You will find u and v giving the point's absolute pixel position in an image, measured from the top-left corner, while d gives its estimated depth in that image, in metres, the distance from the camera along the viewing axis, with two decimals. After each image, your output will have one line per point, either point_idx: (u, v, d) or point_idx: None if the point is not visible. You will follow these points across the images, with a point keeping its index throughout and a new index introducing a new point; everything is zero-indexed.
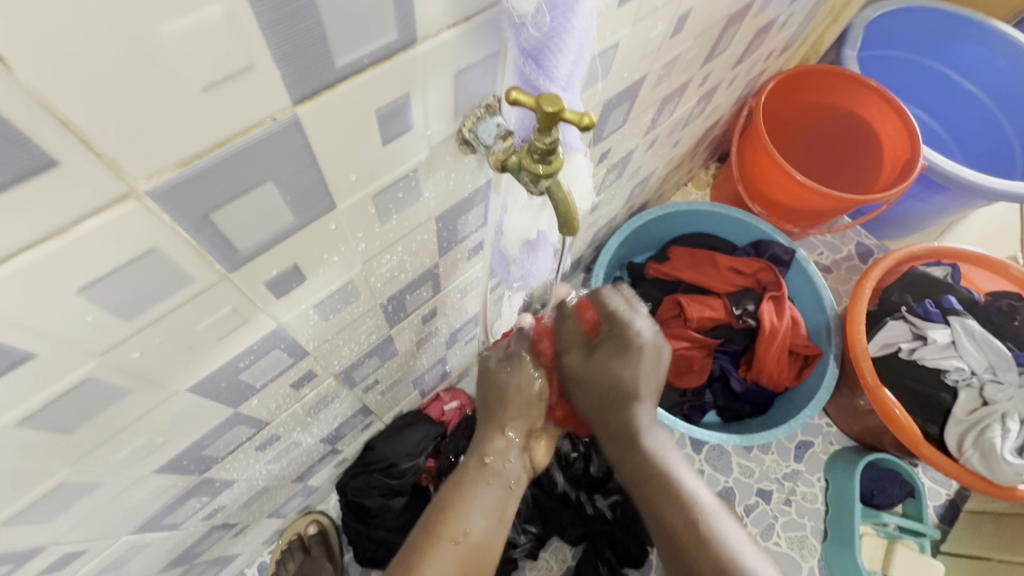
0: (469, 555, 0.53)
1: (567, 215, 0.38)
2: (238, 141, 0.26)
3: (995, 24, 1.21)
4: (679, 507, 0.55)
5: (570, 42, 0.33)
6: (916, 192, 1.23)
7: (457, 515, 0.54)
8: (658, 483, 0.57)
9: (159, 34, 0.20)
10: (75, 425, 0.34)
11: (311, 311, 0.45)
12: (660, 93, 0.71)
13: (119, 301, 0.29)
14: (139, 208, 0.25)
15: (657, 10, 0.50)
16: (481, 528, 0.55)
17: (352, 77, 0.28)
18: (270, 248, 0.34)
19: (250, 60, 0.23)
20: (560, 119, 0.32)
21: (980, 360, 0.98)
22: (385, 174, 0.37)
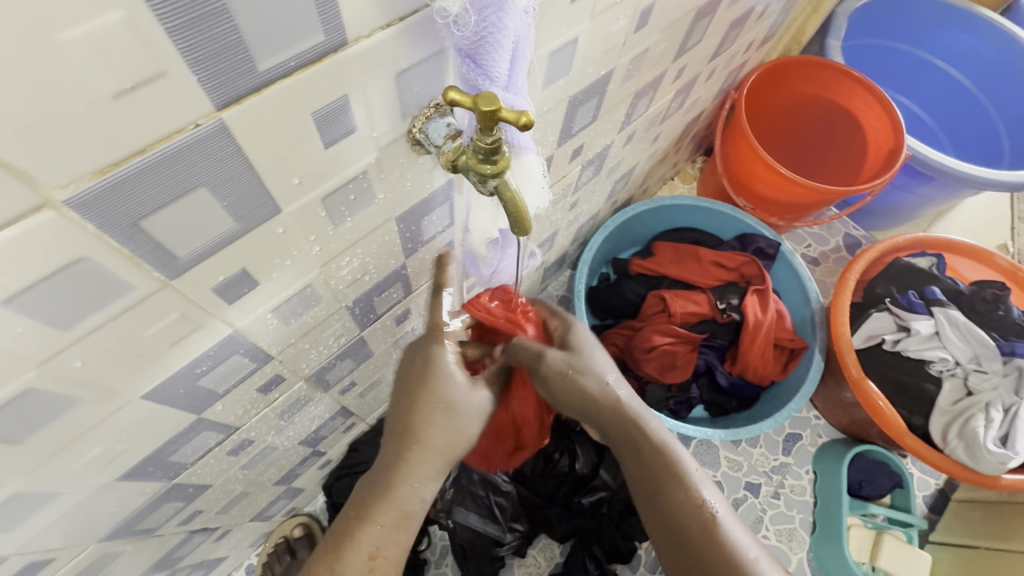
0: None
1: (518, 214, 0.38)
2: (161, 148, 0.26)
3: (982, 11, 1.20)
4: (686, 492, 0.55)
5: (505, 41, 0.32)
6: (901, 182, 1.22)
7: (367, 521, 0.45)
8: (664, 474, 0.56)
9: (55, 42, 0.20)
10: (21, 435, 0.34)
11: (269, 315, 0.44)
12: (631, 87, 0.70)
13: (51, 311, 0.28)
14: (58, 218, 0.25)
15: (615, 5, 0.49)
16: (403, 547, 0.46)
17: (280, 80, 0.28)
18: (213, 254, 0.34)
19: (162, 66, 0.23)
20: (498, 119, 0.31)
21: (965, 350, 0.97)
22: (332, 177, 0.37)
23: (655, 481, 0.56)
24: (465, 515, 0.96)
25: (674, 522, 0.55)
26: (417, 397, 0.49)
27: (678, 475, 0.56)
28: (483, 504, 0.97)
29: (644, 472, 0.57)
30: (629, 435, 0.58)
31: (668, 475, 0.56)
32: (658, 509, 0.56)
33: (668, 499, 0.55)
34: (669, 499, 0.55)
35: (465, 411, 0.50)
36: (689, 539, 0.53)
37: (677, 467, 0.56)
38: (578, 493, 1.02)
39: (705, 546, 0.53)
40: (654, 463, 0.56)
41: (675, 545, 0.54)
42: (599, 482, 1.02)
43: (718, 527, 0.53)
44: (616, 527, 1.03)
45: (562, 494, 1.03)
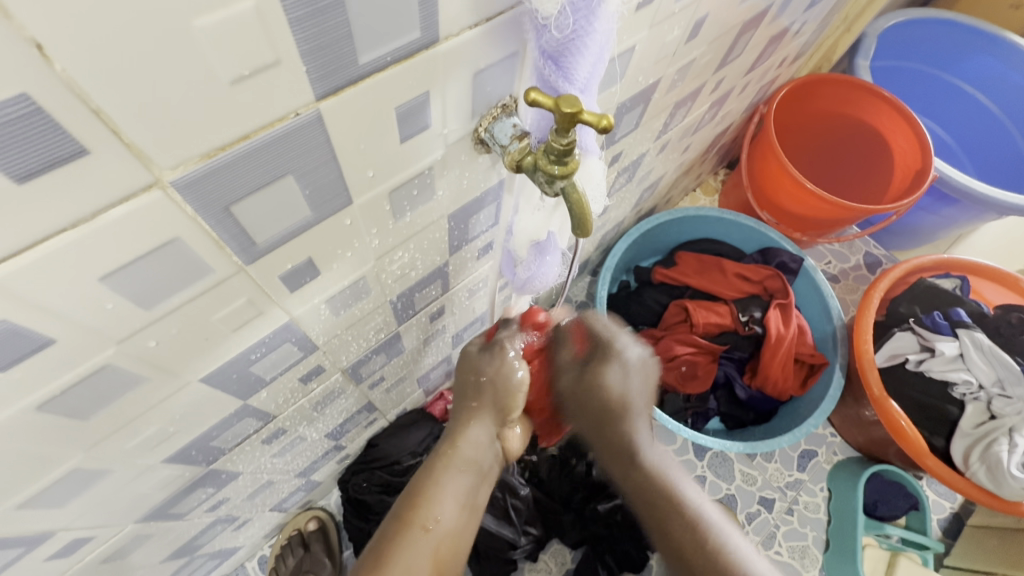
0: (439, 543, 0.51)
1: (581, 217, 0.38)
2: (262, 134, 0.26)
3: (1011, 37, 1.21)
4: (683, 517, 0.56)
5: (590, 45, 0.33)
6: (926, 203, 1.22)
7: (429, 501, 0.52)
8: (660, 497, 0.58)
9: (192, 28, 0.20)
10: (89, 412, 0.35)
11: (323, 305, 0.45)
12: (673, 97, 0.71)
13: (140, 289, 0.29)
14: (163, 198, 0.25)
15: (674, 15, 0.50)
16: (453, 516, 0.53)
17: (375, 74, 0.28)
18: (285, 242, 0.34)
19: (278, 55, 0.23)
20: (578, 121, 0.32)
21: (988, 373, 0.96)
22: (402, 171, 0.37)
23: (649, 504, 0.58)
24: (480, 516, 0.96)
25: (674, 537, 0.55)
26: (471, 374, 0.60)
27: (674, 496, 0.58)
28: (500, 507, 0.97)
29: (640, 494, 0.60)
30: (624, 461, 0.61)
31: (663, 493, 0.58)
32: (656, 526, 0.58)
33: (665, 525, 0.57)
34: (665, 521, 0.57)
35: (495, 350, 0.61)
36: (679, 554, 0.55)
37: (671, 487, 0.58)
38: (594, 499, 1.03)
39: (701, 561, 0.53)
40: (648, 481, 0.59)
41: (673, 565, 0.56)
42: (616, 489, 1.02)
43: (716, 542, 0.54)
44: (630, 536, 1.01)
45: (576, 499, 1.03)
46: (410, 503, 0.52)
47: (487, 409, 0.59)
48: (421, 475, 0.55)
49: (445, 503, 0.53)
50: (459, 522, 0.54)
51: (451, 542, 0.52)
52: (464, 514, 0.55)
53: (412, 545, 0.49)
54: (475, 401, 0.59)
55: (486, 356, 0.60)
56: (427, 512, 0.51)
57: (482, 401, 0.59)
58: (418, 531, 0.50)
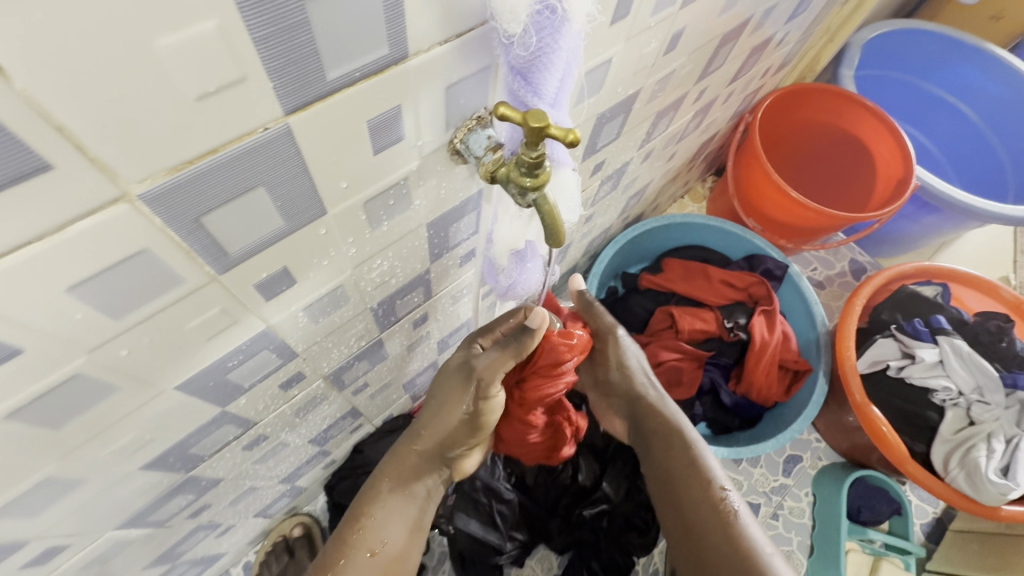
0: (387, 564, 0.53)
1: (553, 227, 0.39)
2: (230, 148, 0.27)
3: (991, 49, 1.23)
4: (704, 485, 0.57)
5: (558, 61, 0.33)
6: (909, 211, 1.24)
7: (375, 524, 0.54)
8: (687, 467, 0.59)
9: (155, 47, 0.21)
10: (62, 421, 0.35)
11: (301, 313, 0.45)
12: (654, 107, 0.72)
13: (109, 299, 0.29)
14: (131, 211, 0.26)
15: (650, 28, 0.51)
16: (400, 539, 0.55)
17: (344, 89, 0.29)
18: (259, 252, 0.35)
19: (243, 72, 0.24)
20: (545, 135, 0.33)
21: (968, 379, 0.98)
22: (376, 182, 0.38)
23: (673, 477, 0.59)
24: (466, 521, 0.96)
25: (689, 502, 0.57)
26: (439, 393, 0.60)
27: (700, 468, 0.59)
28: (485, 512, 0.97)
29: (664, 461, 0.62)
30: (662, 432, 0.64)
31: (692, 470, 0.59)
32: (673, 499, 0.59)
33: (683, 490, 0.58)
34: (686, 485, 0.58)
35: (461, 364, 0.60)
36: (694, 515, 0.55)
37: (701, 462, 0.59)
38: (579, 505, 1.04)
39: (715, 528, 0.54)
40: (681, 461, 0.60)
41: (684, 530, 0.56)
42: (601, 494, 1.03)
43: (731, 516, 0.54)
44: (615, 542, 1.01)
45: (563, 505, 1.04)
46: (357, 525, 0.54)
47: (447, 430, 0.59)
48: (367, 497, 0.56)
49: (392, 526, 0.55)
50: (407, 546, 0.56)
51: (398, 565, 0.54)
52: (410, 537, 0.57)
53: (358, 570, 0.51)
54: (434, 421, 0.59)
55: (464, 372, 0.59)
56: (372, 537, 0.53)
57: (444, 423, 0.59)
58: (364, 554, 0.52)
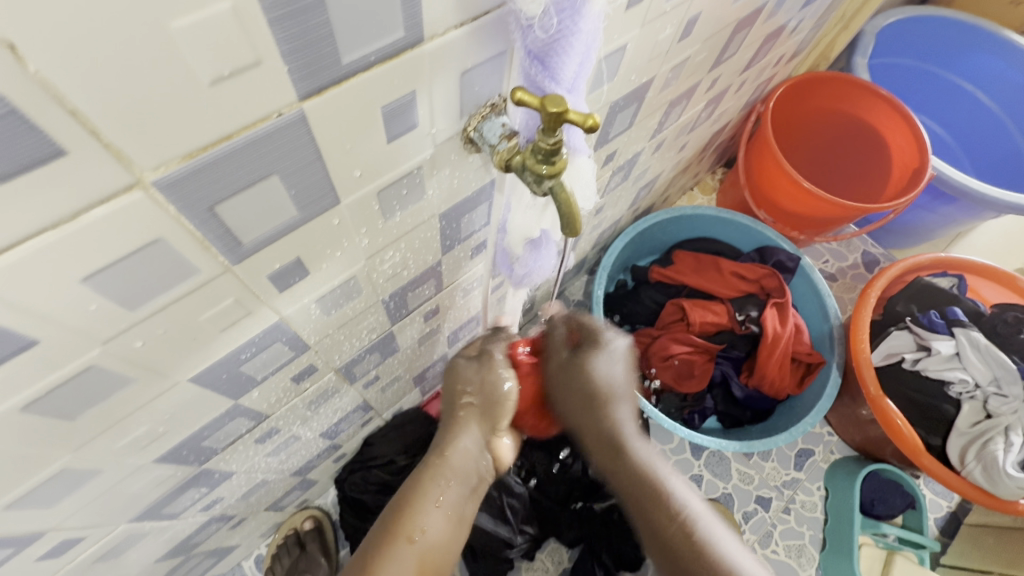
0: (425, 554, 0.53)
1: (570, 216, 0.38)
2: (244, 135, 0.26)
3: (1009, 35, 1.20)
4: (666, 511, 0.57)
5: (576, 44, 0.33)
6: (924, 202, 1.22)
7: (413, 513, 0.55)
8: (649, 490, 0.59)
9: (169, 27, 0.20)
10: (77, 412, 0.35)
11: (313, 305, 0.45)
12: (667, 96, 0.71)
13: (123, 290, 0.29)
14: (145, 199, 0.25)
15: (665, 14, 0.50)
16: (441, 524, 0.56)
17: (359, 73, 0.28)
18: (272, 242, 0.34)
19: (258, 55, 0.23)
20: (564, 120, 0.32)
21: (985, 372, 0.96)
22: (389, 171, 0.37)
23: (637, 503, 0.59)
24: (475, 515, 0.95)
25: (654, 528, 0.57)
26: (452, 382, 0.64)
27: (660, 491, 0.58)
28: (494, 505, 0.96)
29: (628, 485, 0.60)
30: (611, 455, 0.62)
31: (650, 495, 0.58)
32: (641, 516, 0.59)
33: (648, 518, 0.58)
34: (648, 512, 0.58)
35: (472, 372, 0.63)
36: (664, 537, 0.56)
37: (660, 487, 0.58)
38: (589, 499, 1.05)
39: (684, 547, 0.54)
40: (639, 480, 0.59)
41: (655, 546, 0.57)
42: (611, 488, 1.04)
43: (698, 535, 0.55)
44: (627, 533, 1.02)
45: (573, 499, 1.03)
46: (395, 509, 0.55)
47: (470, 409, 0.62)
48: (411, 482, 0.58)
49: (432, 514, 0.55)
50: (449, 530, 0.56)
51: (439, 552, 0.55)
52: (453, 527, 0.57)
53: (400, 557, 0.52)
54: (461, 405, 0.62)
55: (472, 369, 0.63)
56: (415, 523, 0.54)
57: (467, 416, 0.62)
58: (403, 543, 0.52)
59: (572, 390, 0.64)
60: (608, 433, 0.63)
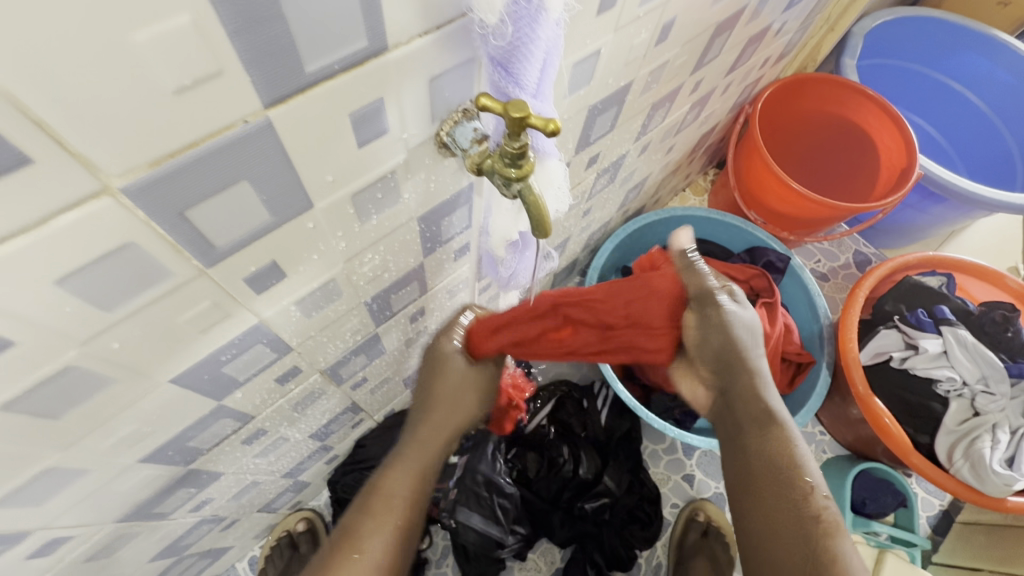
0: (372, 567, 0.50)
1: (539, 217, 0.39)
2: (211, 142, 0.27)
3: (997, 34, 1.21)
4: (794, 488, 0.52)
5: (536, 51, 0.33)
6: (913, 201, 1.23)
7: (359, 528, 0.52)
8: (780, 466, 0.54)
9: (130, 41, 0.21)
10: (58, 413, 0.36)
11: (293, 307, 0.46)
12: (648, 99, 0.72)
13: (98, 292, 0.30)
14: (114, 204, 0.26)
15: (639, 19, 0.51)
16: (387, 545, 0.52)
17: (324, 81, 0.29)
18: (247, 246, 0.35)
19: (220, 65, 0.24)
20: (527, 125, 0.33)
21: (973, 370, 0.97)
22: (362, 176, 0.38)
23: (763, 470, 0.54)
24: (468, 515, 0.95)
25: (774, 504, 0.52)
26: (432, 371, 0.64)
27: (793, 466, 0.54)
28: (487, 506, 0.95)
29: (755, 457, 0.55)
30: (754, 412, 0.57)
31: (780, 470, 0.54)
32: (759, 487, 0.54)
33: (768, 492, 0.53)
34: (778, 489, 0.53)
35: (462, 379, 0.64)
36: (785, 518, 0.51)
37: (794, 460, 0.54)
38: (581, 499, 1.04)
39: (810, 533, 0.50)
40: (771, 452, 0.55)
41: (769, 527, 0.52)
42: (603, 488, 1.04)
43: (823, 524, 0.50)
44: (618, 534, 1.03)
45: (564, 498, 1.04)
46: (383, 498, 0.54)
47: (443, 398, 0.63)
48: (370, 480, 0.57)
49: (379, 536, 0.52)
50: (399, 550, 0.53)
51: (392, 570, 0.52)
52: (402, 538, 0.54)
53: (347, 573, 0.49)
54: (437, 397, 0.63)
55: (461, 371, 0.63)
56: (397, 503, 0.55)
57: (440, 407, 0.63)
58: (388, 522, 0.53)
59: (716, 354, 0.59)
60: (757, 397, 0.58)
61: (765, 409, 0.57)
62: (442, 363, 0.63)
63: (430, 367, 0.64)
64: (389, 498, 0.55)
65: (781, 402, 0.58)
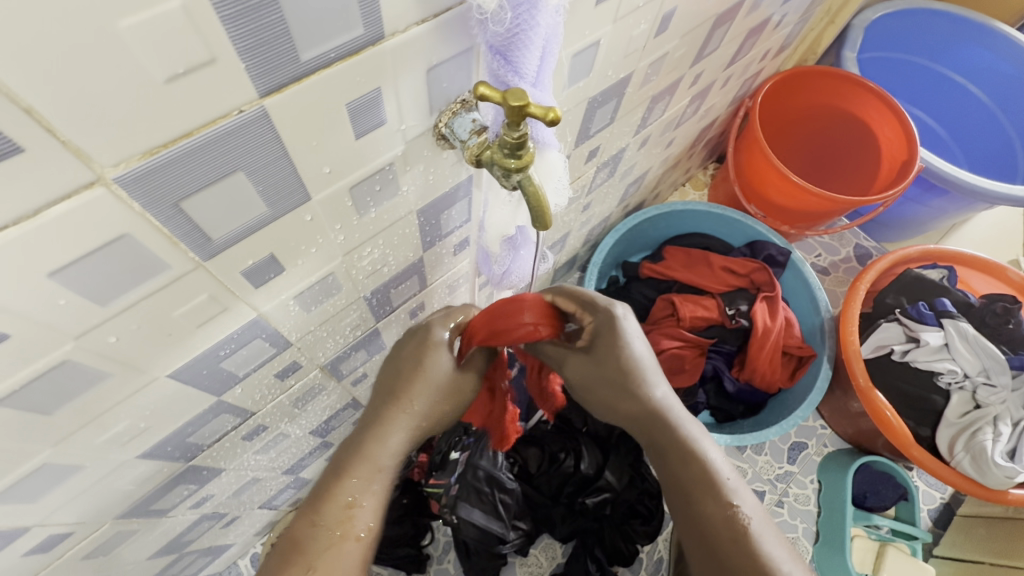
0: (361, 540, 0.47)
1: (539, 210, 0.39)
2: (205, 132, 0.27)
3: (997, 26, 1.20)
4: (721, 503, 0.52)
5: (536, 39, 0.33)
6: (914, 194, 1.22)
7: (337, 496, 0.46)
8: (701, 483, 0.53)
9: (118, 26, 0.21)
10: (54, 407, 0.35)
11: (292, 301, 0.45)
12: (648, 91, 0.71)
13: (93, 285, 0.30)
14: (107, 195, 0.26)
15: (638, 9, 0.50)
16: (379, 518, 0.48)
17: (320, 70, 0.29)
18: (244, 238, 0.35)
19: (212, 53, 0.24)
20: (526, 114, 0.32)
21: (974, 363, 0.97)
22: (360, 168, 0.38)
23: (686, 489, 0.54)
24: (468, 511, 0.94)
25: (700, 525, 0.53)
26: (412, 364, 0.51)
27: (712, 480, 0.53)
28: (487, 501, 0.95)
29: (675, 478, 0.55)
30: (656, 433, 0.56)
31: (704, 485, 0.53)
32: (688, 505, 0.54)
33: (695, 512, 0.53)
34: (700, 507, 0.53)
35: (451, 387, 0.52)
36: (712, 536, 0.52)
37: (710, 472, 0.53)
38: (582, 493, 1.03)
39: (735, 548, 0.51)
40: (692, 471, 0.54)
41: (702, 549, 0.53)
42: (604, 483, 1.02)
43: (749, 536, 0.51)
44: (618, 529, 1.03)
45: (565, 493, 1.03)
46: (344, 512, 0.46)
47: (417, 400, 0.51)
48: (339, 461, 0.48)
49: (371, 508, 0.47)
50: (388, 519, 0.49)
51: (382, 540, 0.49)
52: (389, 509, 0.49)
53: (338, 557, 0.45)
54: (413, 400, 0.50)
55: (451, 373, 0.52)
56: (359, 520, 0.47)
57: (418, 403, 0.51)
58: (349, 544, 0.46)
59: (608, 373, 0.56)
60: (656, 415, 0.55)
61: (676, 439, 0.55)
62: (426, 352, 0.51)
63: (408, 347, 0.52)
64: (351, 512, 0.47)
65: (682, 411, 0.56)
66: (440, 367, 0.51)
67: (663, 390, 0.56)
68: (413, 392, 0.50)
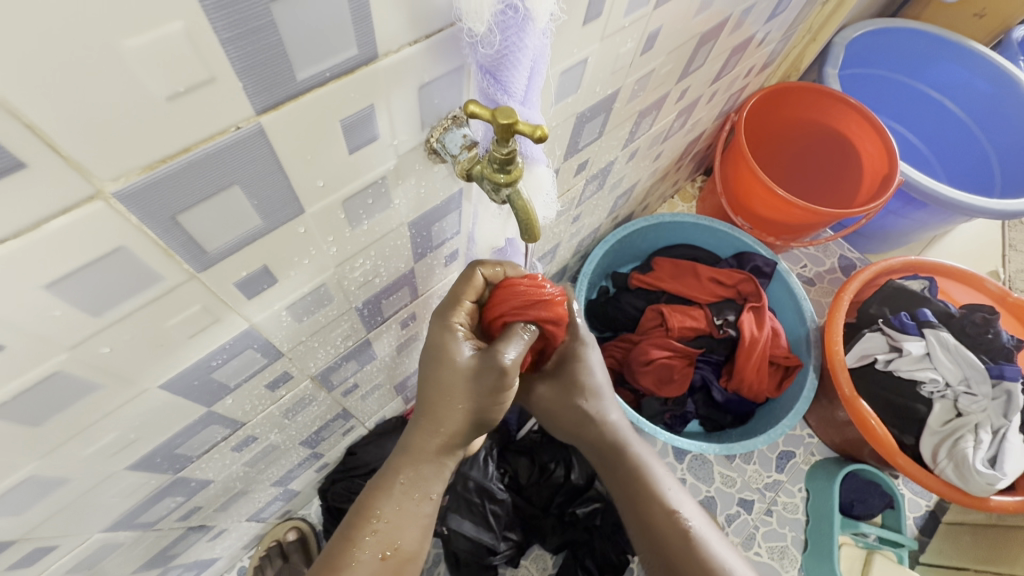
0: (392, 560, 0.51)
1: (528, 223, 0.40)
2: (203, 147, 0.28)
3: (972, 45, 1.24)
4: (665, 510, 0.66)
5: (524, 59, 0.35)
6: (895, 207, 1.25)
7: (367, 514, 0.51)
8: (648, 493, 0.67)
9: (122, 46, 0.22)
10: (43, 418, 0.36)
11: (284, 312, 0.46)
12: (636, 106, 0.73)
13: (89, 296, 0.30)
14: (106, 209, 0.26)
15: (624, 29, 0.52)
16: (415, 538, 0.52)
17: (314, 89, 0.30)
18: (239, 250, 0.36)
19: (212, 72, 0.25)
20: (514, 131, 0.33)
21: (955, 372, 0.99)
22: (353, 181, 0.39)
23: (637, 499, 0.67)
24: (459, 522, 0.95)
25: (653, 529, 0.65)
26: (436, 375, 0.49)
27: (655, 491, 0.67)
28: (478, 513, 0.96)
29: (629, 491, 0.68)
30: (612, 454, 0.70)
31: (649, 495, 0.67)
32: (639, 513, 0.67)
33: (647, 518, 0.66)
34: (650, 514, 0.66)
35: (483, 381, 0.48)
36: (663, 540, 0.64)
37: (654, 484, 0.67)
38: (573, 504, 1.04)
39: (679, 545, 0.64)
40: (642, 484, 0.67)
41: (654, 549, 0.65)
42: (593, 493, 1.05)
43: (692, 534, 0.64)
44: (608, 539, 1.00)
45: (556, 504, 1.03)
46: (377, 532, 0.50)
47: (458, 408, 0.50)
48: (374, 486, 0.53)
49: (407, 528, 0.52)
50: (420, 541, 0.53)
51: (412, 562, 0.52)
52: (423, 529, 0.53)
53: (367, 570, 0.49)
54: (449, 406, 0.50)
55: (480, 374, 0.48)
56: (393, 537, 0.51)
57: (450, 415, 0.50)
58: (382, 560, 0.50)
59: (569, 407, 0.69)
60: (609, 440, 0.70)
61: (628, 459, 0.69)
62: (449, 361, 0.49)
63: (430, 360, 0.50)
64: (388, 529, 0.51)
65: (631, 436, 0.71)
66: (460, 371, 0.49)
67: (614, 417, 0.70)
68: (448, 404, 0.50)
